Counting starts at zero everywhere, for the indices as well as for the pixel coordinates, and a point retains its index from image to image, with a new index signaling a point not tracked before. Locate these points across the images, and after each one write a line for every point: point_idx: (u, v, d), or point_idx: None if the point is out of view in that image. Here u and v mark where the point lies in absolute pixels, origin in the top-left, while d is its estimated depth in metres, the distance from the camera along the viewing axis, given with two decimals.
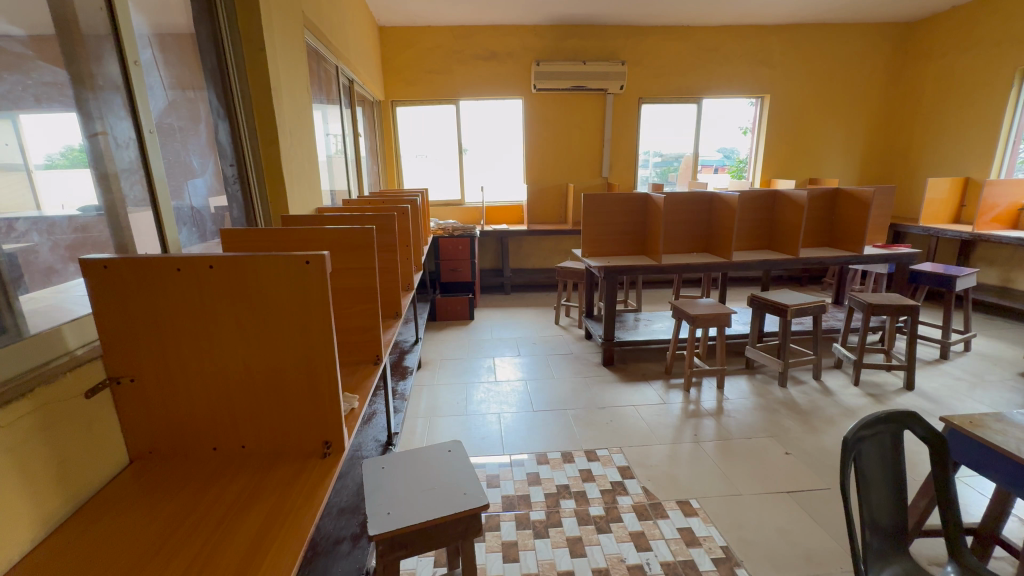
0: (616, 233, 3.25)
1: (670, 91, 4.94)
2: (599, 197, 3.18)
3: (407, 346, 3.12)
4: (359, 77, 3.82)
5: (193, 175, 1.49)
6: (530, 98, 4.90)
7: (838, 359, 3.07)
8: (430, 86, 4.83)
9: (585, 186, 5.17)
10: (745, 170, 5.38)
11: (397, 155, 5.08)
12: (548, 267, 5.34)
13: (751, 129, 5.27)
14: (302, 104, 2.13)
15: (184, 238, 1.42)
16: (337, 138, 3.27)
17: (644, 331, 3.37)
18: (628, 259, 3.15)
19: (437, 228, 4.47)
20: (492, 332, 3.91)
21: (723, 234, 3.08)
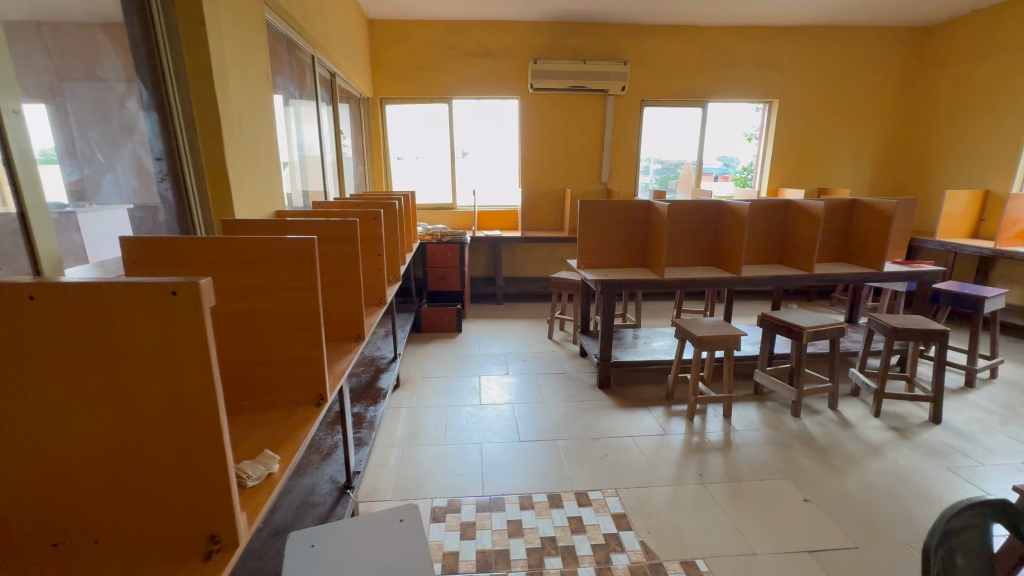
0: (613, 243, 2.99)
1: (673, 94, 4.70)
2: (597, 204, 2.93)
3: (384, 363, 2.84)
4: (342, 70, 3.56)
5: (104, 172, 1.30)
6: (527, 98, 4.66)
7: (855, 387, 2.80)
8: (420, 83, 4.59)
9: (583, 191, 4.92)
10: (750, 178, 5.14)
11: (385, 155, 4.83)
12: (543, 275, 5.08)
13: (758, 136, 5.03)
14: (259, 91, 1.86)
15: (69, 250, 1.14)
16: (313, 135, 3.01)
17: (644, 350, 3.11)
18: (628, 272, 2.89)
19: (425, 232, 4.21)
20: (481, 347, 3.64)
21: (731, 247, 2.82)
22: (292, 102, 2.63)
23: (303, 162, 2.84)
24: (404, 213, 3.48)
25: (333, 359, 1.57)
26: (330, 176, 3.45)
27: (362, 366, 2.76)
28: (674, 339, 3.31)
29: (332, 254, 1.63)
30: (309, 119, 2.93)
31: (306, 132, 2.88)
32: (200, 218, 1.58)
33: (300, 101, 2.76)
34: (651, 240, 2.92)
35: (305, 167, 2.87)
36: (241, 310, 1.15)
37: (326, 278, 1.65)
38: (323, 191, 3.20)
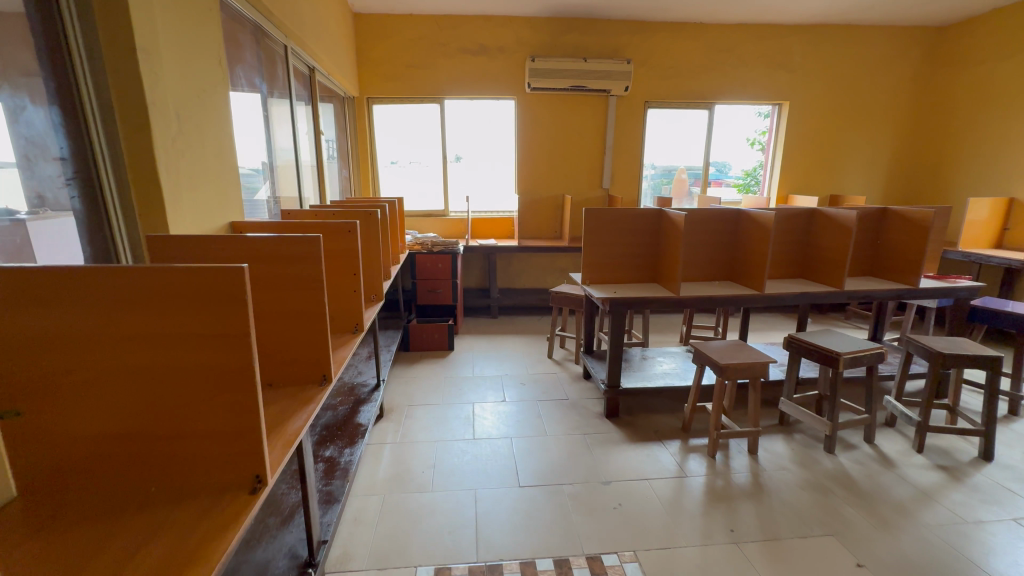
0: (621, 256, 2.70)
1: (679, 95, 4.44)
2: (603, 212, 2.64)
3: (365, 392, 2.52)
4: (322, 65, 3.24)
5: None
6: (523, 99, 4.37)
7: (892, 417, 2.52)
8: (410, 82, 4.29)
9: (583, 197, 4.64)
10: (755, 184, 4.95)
11: (372, 159, 4.51)
12: (541, 287, 4.78)
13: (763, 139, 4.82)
14: (206, 77, 1.54)
15: None
16: (285, 134, 2.69)
17: (655, 374, 2.81)
18: (639, 289, 2.59)
19: (415, 241, 3.89)
20: (475, 368, 3.32)
21: (753, 261, 2.54)
22: (258, 98, 2.31)
23: (272, 165, 2.51)
24: (390, 222, 3.16)
25: (289, 412, 1.25)
26: (307, 181, 3.14)
27: (340, 396, 2.44)
28: (687, 360, 3.02)
29: (290, 278, 1.31)
30: (281, 116, 2.61)
31: (276, 131, 2.56)
32: (121, 229, 1.27)
33: (268, 96, 2.44)
34: (664, 253, 2.63)
35: (275, 170, 2.55)
36: (147, 366, 0.83)
37: (284, 310, 1.33)
38: (298, 197, 2.87)
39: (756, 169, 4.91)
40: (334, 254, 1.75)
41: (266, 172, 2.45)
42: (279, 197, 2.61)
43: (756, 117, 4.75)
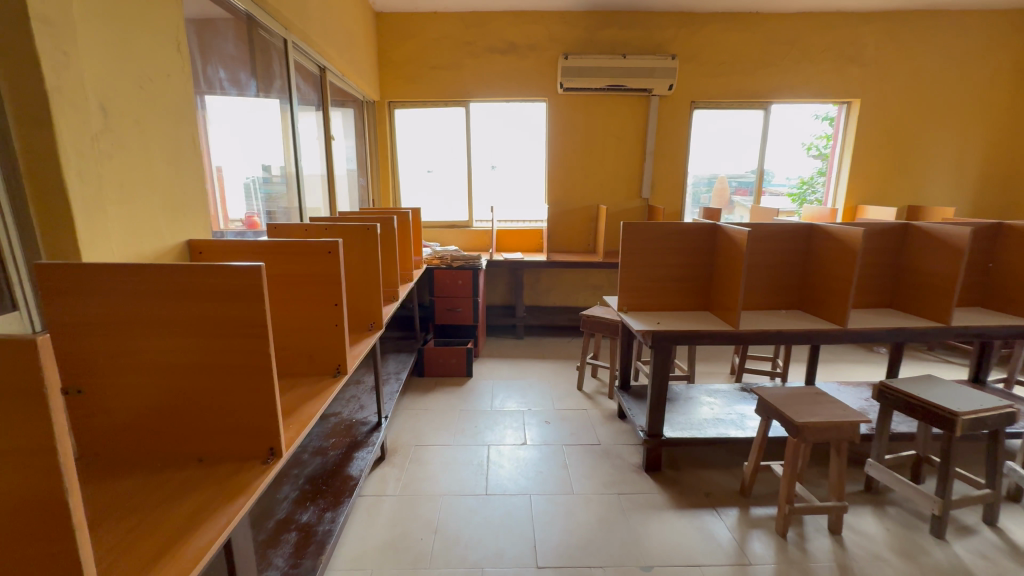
0: (666, 280, 2.28)
1: (730, 95, 3.97)
2: (644, 227, 2.23)
3: (364, 432, 2.18)
4: (336, 65, 3.00)
5: None
6: (555, 100, 4.01)
7: (1018, 489, 1.97)
8: (433, 85, 4.02)
9: (619, 208, 4.21)
10: (812, 194, 4.39)
11: (393, 167, 4.26)
12: (572, 305, 4.37)
13: (823, 143, 4.25)
14: (151, 64, 1.25)
15: None
16: (284, 138, 2.41)
17: (704, 420, 2.35)
18: (688, 319, 2.16)
19: (433, 255, 3.58)
20: (495, 401, 2.94)
21: (833, 288, 2.07)
22: (247, 101, 2.06)
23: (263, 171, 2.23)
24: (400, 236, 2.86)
25: (208, 510, 0.90)
26: (313, 191, 2.89)
27: (335, 438, 2.11)
28: (743, 403, 2.54)
29: (224, 320, 0.98)
30: (278, 119, 2.36)
31: (270, 134, 2.29)
32: (14, 252, 0.99)
33: (258, 93, 2.16)
34: (719, 277, 2.19)
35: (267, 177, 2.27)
36: None
37: (218, 361, 1.00)
38: (299, 204, 2.58)
39: (813, 177, 4.35)
40: (310, 280, 1.42)
41: (255, 178, 2.17)
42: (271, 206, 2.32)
43: (816, 119, 4.21)
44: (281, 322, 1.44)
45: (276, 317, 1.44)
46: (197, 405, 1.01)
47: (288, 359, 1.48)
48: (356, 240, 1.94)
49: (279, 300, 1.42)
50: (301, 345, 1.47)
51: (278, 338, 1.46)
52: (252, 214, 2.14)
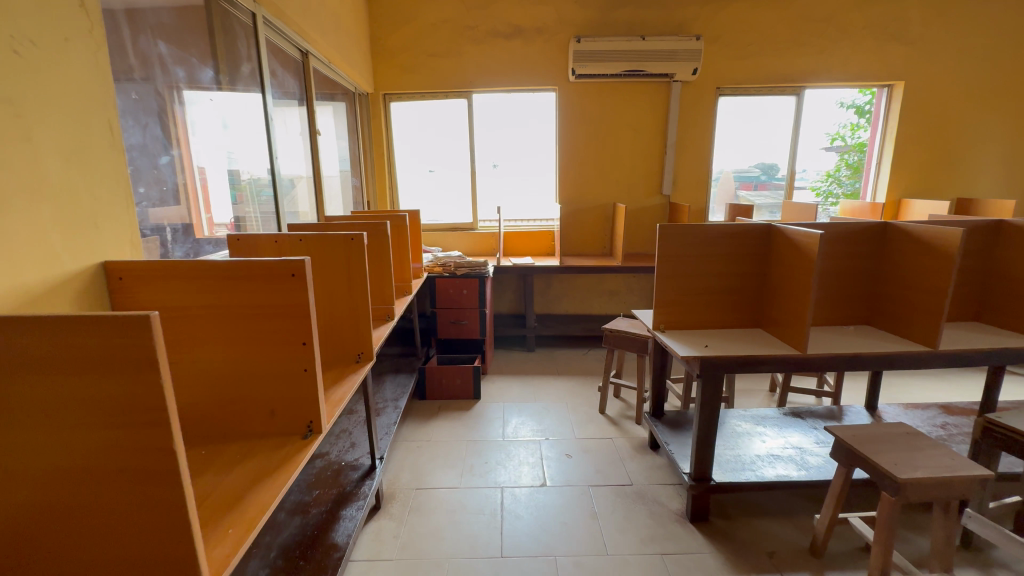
0: (711, 292, 1.92)
1: (759, 79, 3.60)
2: (685, 231, 1.86)
3: (353, 481, 1.82)
4: (320, 50, 2.64)
5: None
6: (566, 89, 3.65)
7: None
8: (431, 74, 3.66)
9: (637, 207, 3.85)
10: (837, 187, 3.96)
11: (390, 165, 3.91)
12: (587, 312, 4.01)
13: (850, 133, 3.84)
14: (34, 22, 0.90)
15: None
16: (257, 135, 2.04)
17: (757, 458, 1.98)
18: (740, 340, 1.80)
19: (434, 262, 3.22)
20: (507, 428, 2.59)
21: (920, 301, 1.71)
22: (207, 95, 1.71)
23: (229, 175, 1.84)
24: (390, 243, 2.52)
25: None
26: (297, 195, 2.54)
27: (319, 490, 1.76)
28: (798, 433, 2.17)
29: (97, 406, 0.62)
30: (249, 113, 1.99)
31: (239, 132, 1.90)
32: None
33: (221, 79, 1.79)
34: (777, 289, 1.83)
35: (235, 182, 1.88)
36: None
37: (91, 463, 0.63)
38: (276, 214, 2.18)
39: (838, 170, 3.93)
40: (270, 313, 1.07)
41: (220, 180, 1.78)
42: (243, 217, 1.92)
43: (835, 106, 3.79)
44: (233, 368, 1.09)
45: (226, 361, 1.09)
46: (66, 529, 0.65)
47: (243, 416, 1.12)
48: (337, 254, 1.61)
49: (231, 340, 1.08)
50: (260, 398, 1.12)
51: (230, 389, 1.11)
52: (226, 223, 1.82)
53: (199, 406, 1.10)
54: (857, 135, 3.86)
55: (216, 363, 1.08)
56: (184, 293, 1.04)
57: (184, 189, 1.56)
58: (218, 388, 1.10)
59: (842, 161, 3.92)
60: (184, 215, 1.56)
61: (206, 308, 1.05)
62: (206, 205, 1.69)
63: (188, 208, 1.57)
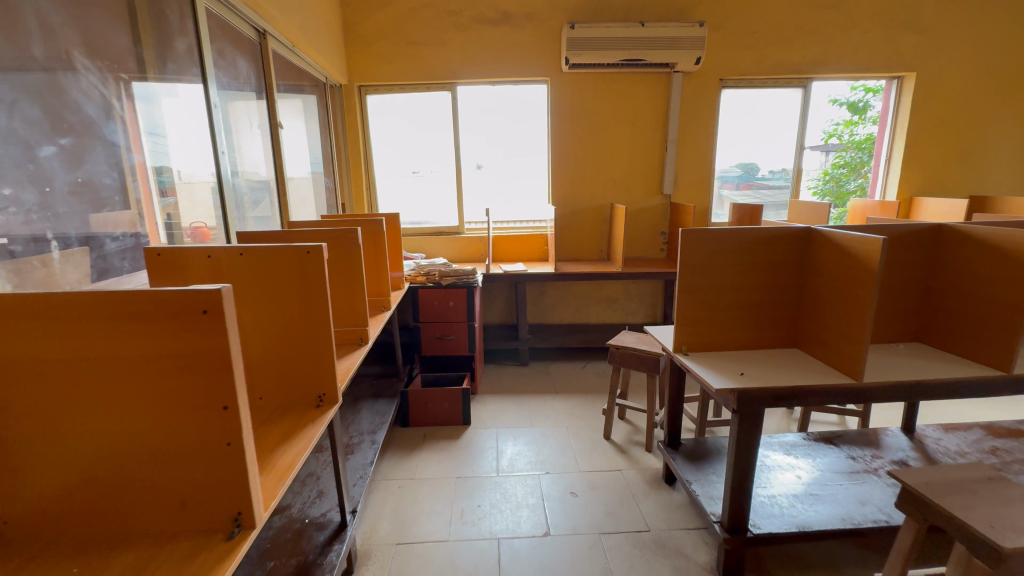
0: (741, 308, 1.64)
1: (764, 70, 3.36)
2: (710, 238, 1.58)
3: (318, 545, 1.49)
4: (280, 30, 2.29)
5: None
6: (559, 80, 3.36)
7: None
8: (411, 64, 3.34)
9: (637, 207, 3.57)
10: (835, 185, 3.80)
11: (366, 165, 3.57)
12: (583, 321, 3.73)
13: (845, 130, 3.70)
14: None
15: None
16: (202, 130, 1.67)
17: (795, 499, 1.70)
18: (781, 366, 1.51)
19: (416, 271, 2.91)
20: (501, 461, 2.28)
21: (990, 317, 1.46)
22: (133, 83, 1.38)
23: (158, 173, 1.46)
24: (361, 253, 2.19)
25: None
26: (256, 200, 2.20)
27: (275, 560, 1.43)
28: (836, 464, 1.90)
29: None
30: (189, 104, 1.63)
31: (175, 125, 1.54)
32: None
33: (146, 57, 1.43)
34: (819, 303, 1.56)
35: (170, 181, 1.50)
36: None
37: None
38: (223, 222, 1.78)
39: (836, 168, 3.76)
40: (175, 365, 0.75)
41: (147, 187, 1.40)
42: (176, 221, 1.51)
43: (829, 103, 3.60)
44: (118, 445, 0.77)
45: (106, 436, 0.77)
46: None
47: (142, 507, 0.80)
48: (286, 271, 1.21)
49: (113, 406, 0.76)
50: (160, 484, 0.80)
51: (114, 475, 0.78)
52: (199, 223, 1.64)
53: (76, 496, 0.78)
54: (855, 132, 3.71)
55: (92, 441, 0.76)
56: (40, 340, 0.72)
57: (137, 191, 1.37)
58: (99, 473, 0.77)
59: (840, 158, 3.77)
60: (132, 227, 1.34)
61: (75, 362, 0.73)
62: (161, 214, 1.47)
63: (139, 211, 1.37)
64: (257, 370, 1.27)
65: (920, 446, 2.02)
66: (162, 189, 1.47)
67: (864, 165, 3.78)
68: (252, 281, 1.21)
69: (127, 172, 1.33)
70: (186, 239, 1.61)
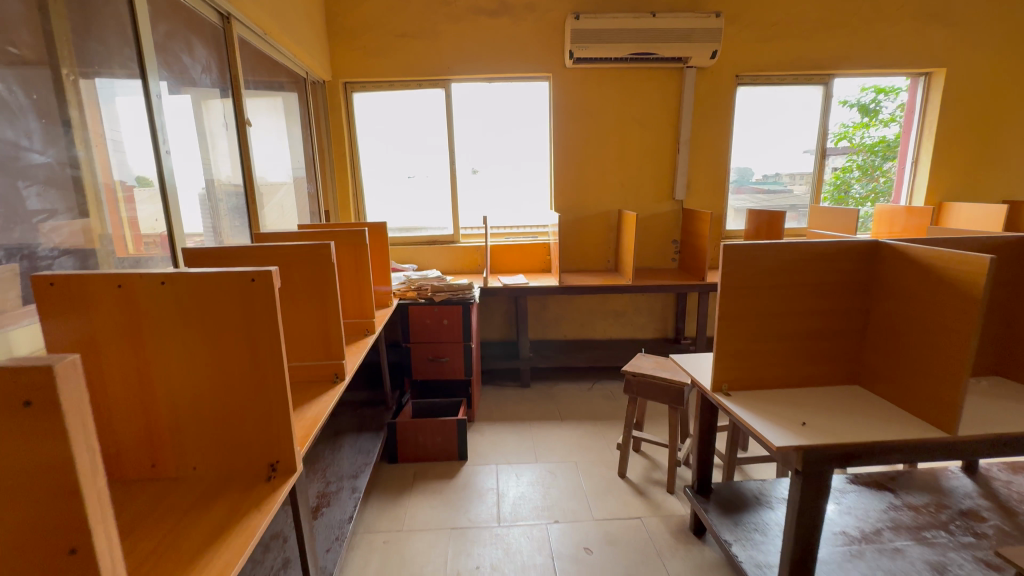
0: (794, 337, 1.36)
1: (784, 65, 3.11)
2: (757, 254, 1.30)
3: None
4: (249, 13, 2.01)
5: None
6: (562, 77, 3.10)
7: None
8: (400, 59, 3.06)
9: (646, 214, 3.30)
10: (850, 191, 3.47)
11: (353, 169, 3.28)
12: (589, 337, 3.45)
13: (855, 132, 3.39)
14: None
15: None
16: (139, 130, 1.41)
17: (858, 566, 1.42)
18: (849, 412, 1.24)
19: (407, 285, 2.63)
20: (503, 506, 1.98)
21: None
22: (35, 62, 1.09)
23: (75, 175, 1.19)
24: (340, 269, 1.90)
25: None
26: (218, 209, 1.91)
27: None
28: (897, 516, 1.62)
29: None
30: (121, 94, 1.35)
31: (108, 123, 1.30)
32: None
33: (56, 31, 1.15)
34: (893, 333, 1.28)
35: (90, 186, 1.23)
36: None
37: None
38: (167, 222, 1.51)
39: (847, 172, 3.44)
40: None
41: (56, 194, 1.13)
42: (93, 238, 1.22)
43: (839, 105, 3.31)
44: None
45: None
46: None
47: None
48: (224, 304, 0.93)
49: None
50: None
51: None
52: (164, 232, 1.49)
53: None
54: (866, 134, 3.41)
55: None
56: None
57: (84, 193, 1.22)
58: None
59: (852, 163, 3.43)
60: (76, 237, 1.18)
61: None
62: (129, 220, 1.35)
63: (101, 217, 1.26)
64: (188, 431, 0.97)
65: (988, 489, 1.74)
66: (127, 194, 1.35)
67: (877, 168, 3.47)
68: (179, 316, 0.92)
69: (19, 175, 1.04)
70: (118, 259, 1.32)
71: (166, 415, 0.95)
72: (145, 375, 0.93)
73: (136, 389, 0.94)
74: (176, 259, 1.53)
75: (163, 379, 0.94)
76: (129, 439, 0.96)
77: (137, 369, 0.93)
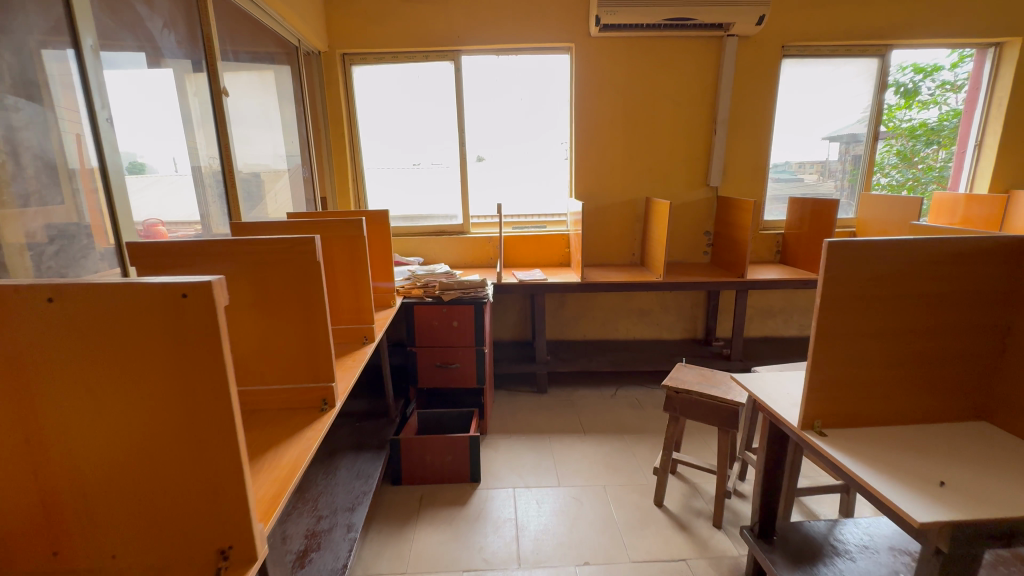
0: (910, 361, 1.05)
1: (836, 35, 2.76)
2: (869, 255, 0.99)
3: None
4: None
5: None
6: (585, 47, 2.76)
7: None
8: (405, 28, 2.73)
9: (677, 202, 2.98)
10: (882, 177, 3.07)
11: (353, 152, 2.98)
12: (610, 338, 3.15)
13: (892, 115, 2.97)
14: None
15: None
16: (68, 98, 1.12)
17: None
18: (994, 469, 0.93)
19: (412, 282, 2.34)
20: (523, 542, 1.70)
21: None
22: None
23: None
24: (334, 266, 1.60)
25: None
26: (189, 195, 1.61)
27: None
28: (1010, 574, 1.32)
29: None
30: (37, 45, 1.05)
31: (28, 82, 1.02)
32: None
33: None
34: None
35: None
36: None
37: None
38: (109, 210, 1.22)
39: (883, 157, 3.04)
40: None
41: None
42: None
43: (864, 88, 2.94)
44: None
45: None
46: None
47: None
48: (145, 330, 0.63)
49: None
50: None
51: None
52: (155, 220, 1.42)
53: None
54: (908, 116, 2.99)
55: None
56: None
57: None
58: None
59: (890, 147, 3.02)
60: None
61: None
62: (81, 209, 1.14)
63: (44, 203, 1.05)
64: (99, 509, 0.68)
65: None
66: (96, 183, 1.19)
67: (918, 154, 3.07)
68: (80, 349, 0.63)
69: None
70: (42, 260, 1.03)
71: (70, 487, 0.67)
72: (35, 432, 0.65)
73: (24, 452, 0.65)
74: (122, 261, 1.24)
75: (60, 438, 0.65)
76: (18, 519, 0.67)
77: (22, 425, 0.64)
